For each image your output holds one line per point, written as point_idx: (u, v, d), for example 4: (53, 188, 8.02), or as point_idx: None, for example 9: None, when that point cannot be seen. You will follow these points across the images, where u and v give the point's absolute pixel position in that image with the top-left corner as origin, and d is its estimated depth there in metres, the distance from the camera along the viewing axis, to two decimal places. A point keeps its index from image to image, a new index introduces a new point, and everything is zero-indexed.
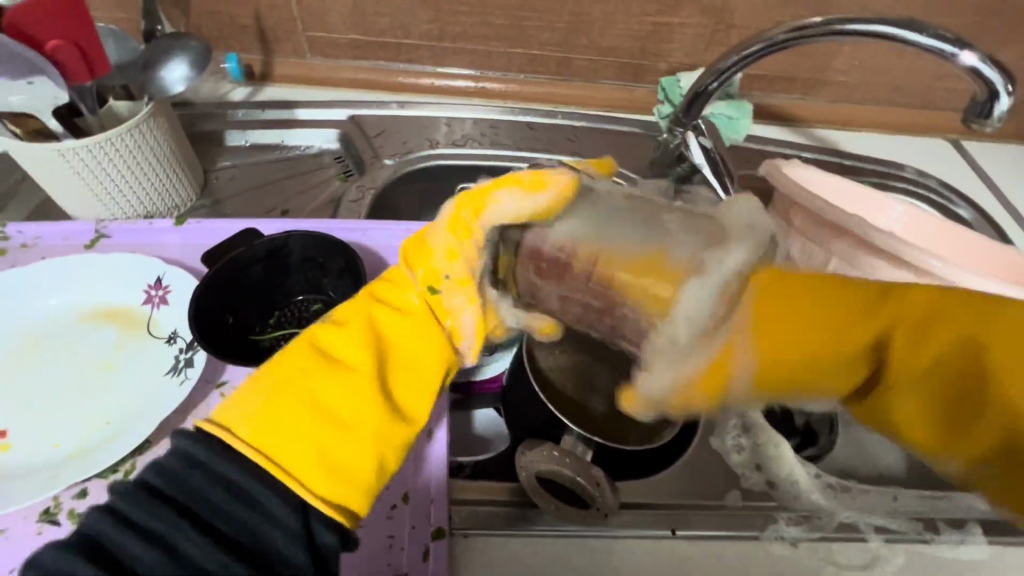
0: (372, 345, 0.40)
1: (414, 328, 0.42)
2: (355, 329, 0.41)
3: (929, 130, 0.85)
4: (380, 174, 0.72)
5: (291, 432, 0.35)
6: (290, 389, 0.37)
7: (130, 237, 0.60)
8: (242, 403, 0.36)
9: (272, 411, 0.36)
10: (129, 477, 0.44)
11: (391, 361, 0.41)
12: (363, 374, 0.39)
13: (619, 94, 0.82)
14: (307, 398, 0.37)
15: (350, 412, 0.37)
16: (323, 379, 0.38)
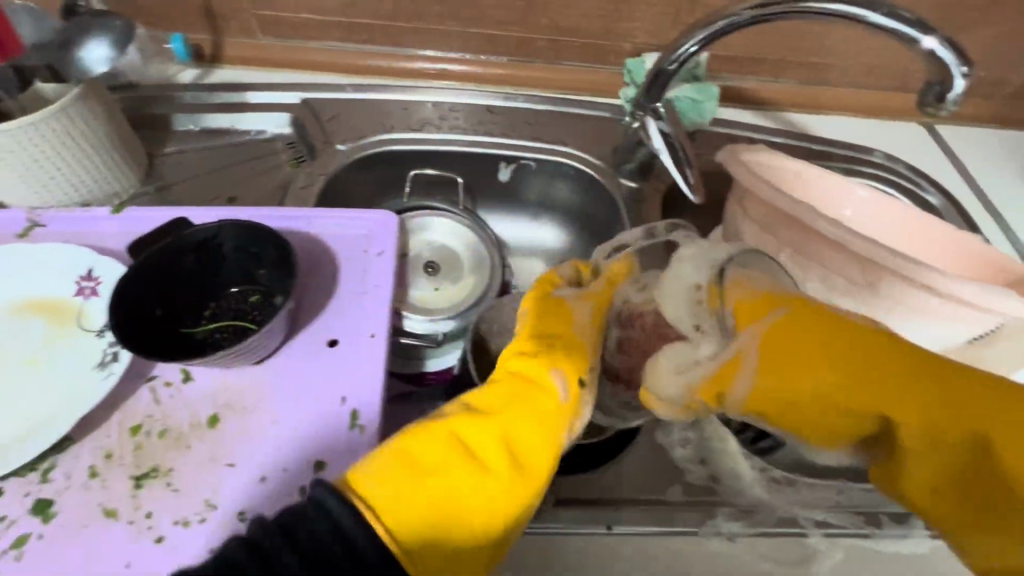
0: (510, 417, 0.40)
1: (532, 407, 0.41)
2: (482, 399, 0.42)
3: (902, 114, 0.83)
4: (332, 159, 0.70)
5: (405, 497, 0.36)
6: (414, 457, 0.38)
7: (69, 226, 0.58)
8: (376, 466, 0.37)
9: (400, 483, 0.36)
10: (48, 475, 0.43)
11: (511, 432, 0.40)
12: (489, 443, 0.39)
13: (584, 76, 0.80)
14: (430, 466, 0.37)
15: (464, 480, 0.38)
16: (444, 445, 0.38)
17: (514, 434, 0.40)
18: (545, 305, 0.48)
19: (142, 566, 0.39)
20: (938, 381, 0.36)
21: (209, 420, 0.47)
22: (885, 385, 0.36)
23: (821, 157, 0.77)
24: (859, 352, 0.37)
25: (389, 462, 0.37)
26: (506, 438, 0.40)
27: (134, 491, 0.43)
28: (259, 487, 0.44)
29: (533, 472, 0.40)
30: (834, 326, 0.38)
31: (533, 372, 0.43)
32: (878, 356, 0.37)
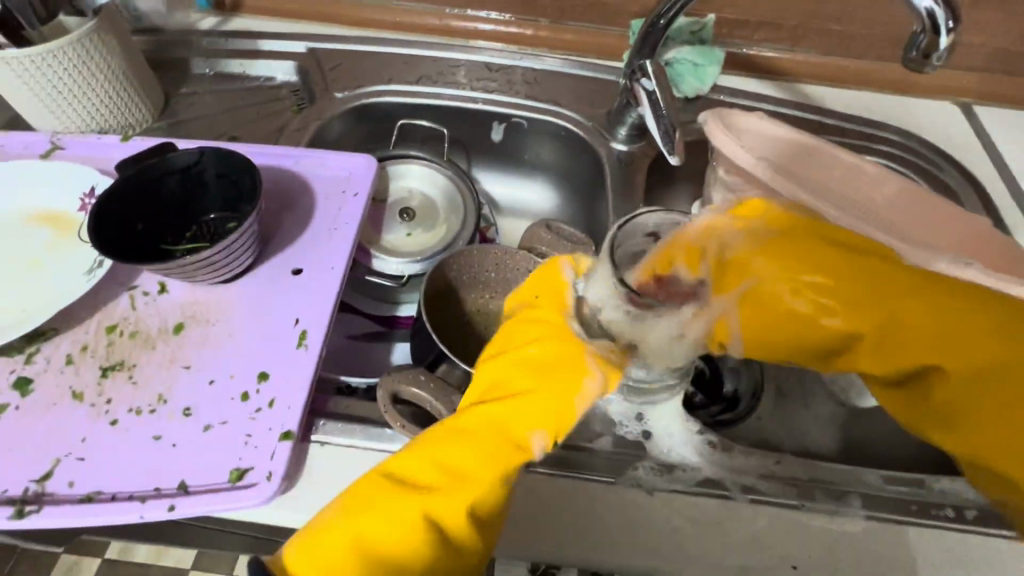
0: (477, 463, 0.37)
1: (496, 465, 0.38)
2: (452, 428, 0.39)
3: (933, 92, 0.76)
4: (330, 106, 0.73)
5: (359, 560, 0.34)
6: (357, 523, 0.35)
7: (84, 150, 0.63)
8: (314, 546, 0.34)
9: (350, 552, 0.34)
10: (32, 359, 0.48)
11: (472, 485, 0.37)
12: (452, 497, 0.36)
13: (588, 38, 0.79)
14: (382, 528, 0.35)
15: (432, 522, 0.35)
16: (396, 494, 0.36)
17: (479, 489, 0.37)
18: (548, 342, 0.43)
19: (95, 442, 0.44)
20: (907, 284, 0.40)
21: (175, 327, 0.51)
22: (864, 302, 0.40)
23: (834, 131, 0.73)
24: (834, 275, 0.41)
25: (335, 534, 0.34)
26: (470, 484, 0.37)
27: (100, 379, 0.47)
28: (207, 388, 0.47)
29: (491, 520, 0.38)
30: (807, 255, 0.41)
31: (513, 415, 0.40)
32: (854, 269, 0.41)
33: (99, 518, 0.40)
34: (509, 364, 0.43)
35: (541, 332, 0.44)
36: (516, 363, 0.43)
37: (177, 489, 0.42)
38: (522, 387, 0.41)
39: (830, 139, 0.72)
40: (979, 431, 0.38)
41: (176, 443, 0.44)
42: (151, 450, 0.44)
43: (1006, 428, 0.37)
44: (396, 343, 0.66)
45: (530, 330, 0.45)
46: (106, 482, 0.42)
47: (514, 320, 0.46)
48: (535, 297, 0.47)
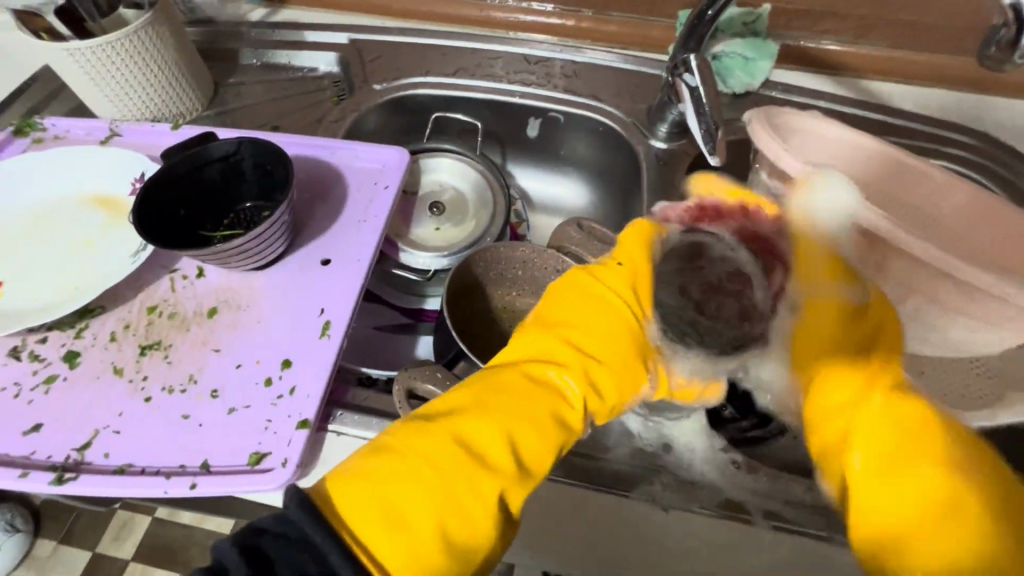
0: (550, 430, 0.38)
1: (547, 426, 0.38)
2: (504, 395, 0.39)
3: (1017, 92, 0.69)
4: (368, 97, 0.74)
5: (387, 490, 0.34)
6: (399, 457, 0.35)
7: (139, 137, 0.66)
8: (357, 468, 0.35)
9: (387, 478, 0.34)
10: (81, 334, 0.52)
11: (520, 433, 0.38)
12: (499, 437, 0.37)
13: (633, 30, 0.76)
14: (426, 463, 0.35)
15: (492, 485, 0.35)
16: (450, 460, 0.35)
17: (530, 438, 0.38)
18: (632, 327, 0.43)
19: (130, 416, 0.47)
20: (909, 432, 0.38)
21: (209, 311, 0.53)
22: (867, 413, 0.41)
23: (899, 133, 0.67)
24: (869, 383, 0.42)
25: (378, 461, 0.35)
26: (538, 447, 0.38)
27: (139, 357, 0.50)
28: (234, 372, 0.49)
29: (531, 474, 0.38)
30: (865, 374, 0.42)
31: (591, 384, 0.41)
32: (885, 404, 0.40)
33: (128, 488, 0.43)
34: (586, 333, 0.42)
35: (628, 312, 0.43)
36: (595, 335, 0.42)
37: (199, 467, 0.44)
38: (594, 357, 0.41)
39: (895, 142, 0.66)
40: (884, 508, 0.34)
41: (202, 423, 0.46)
42: (179, 428, 0.46)
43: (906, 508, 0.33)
44: (421, 335, 0.66)
45: (605, 305, 0.43)
46: (137, 455, 0.45)
47: (584, 286, 0.44)
48: (616, 264, 0.45)
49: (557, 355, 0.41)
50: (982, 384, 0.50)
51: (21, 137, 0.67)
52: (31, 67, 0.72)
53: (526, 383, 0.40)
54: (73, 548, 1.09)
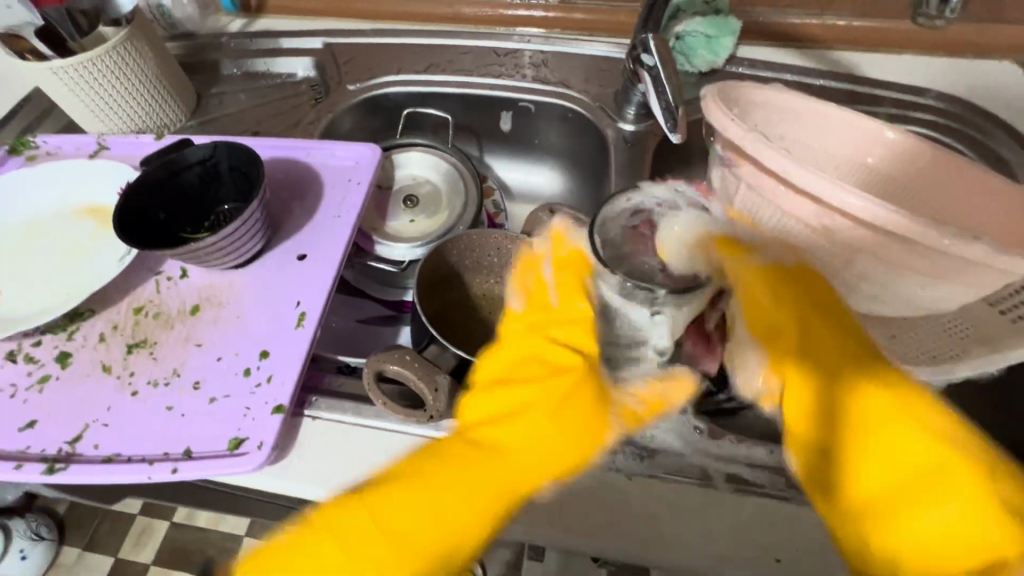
0: (480, 508, 0.34)
1: (476, 500, 0.34)
2: (438, 467, 0.35)
3: (984, 51, 0.69)
4: (342, 98, 0.76)
5: (298, 572, 0.32)
6: (321, 531, 0.33)
7: (126, 149, 0.69)
8: (281, 543, 0.33)
9: (298, 559, 0.32)
10: (73, 336, 0.54)
11: (440, 513, 0.33)
12: (415, 517, 0.33)
13: (600, 17, 0.77)
14: (335, 545, 0.32)
15: (424, 561, 0.33)
16: (371, 537, 0.32)
17: (448, 516, 0.34)
18: (582, 378, 0.40)
19: (117, 411, 0.49)
20: (844, 359, 0.37)
21: (191, 308, 0.56)
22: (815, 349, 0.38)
23: (867, 102, 0.67)
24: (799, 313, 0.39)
25: (295, 537, 0.33)
26: (468, 520, 0.34)
27: (126, 354, 0.53)
28: (215, 364, 0.51)
29: (452, 553, 0.34)
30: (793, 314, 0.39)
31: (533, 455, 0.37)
32: (808, 338, 0.39)
33: (115, 476, 0.45)
34: (537, 376, 0.41)
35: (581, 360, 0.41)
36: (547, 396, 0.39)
37: (182, 454, 0.46)
38: (533, 415, 0.38)
39: (863, 111, 0.67)
40: (871, 442, 0.34)
41: (185, 413, 0.49)
42: (163, 419, 0.48)
43: (881, 435, 0.34)
44: (403, 326, 0.67)
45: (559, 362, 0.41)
46: (124, 445, 0.47)
47: (543, 348, 0.42)
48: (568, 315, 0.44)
49: (503, 409, 0.40)
50: (950, 342, 0.51)
51: (16, 155, 0.70)
52: (24, 88, 0.76)
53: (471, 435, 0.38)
54: (97, 554, 1.13)
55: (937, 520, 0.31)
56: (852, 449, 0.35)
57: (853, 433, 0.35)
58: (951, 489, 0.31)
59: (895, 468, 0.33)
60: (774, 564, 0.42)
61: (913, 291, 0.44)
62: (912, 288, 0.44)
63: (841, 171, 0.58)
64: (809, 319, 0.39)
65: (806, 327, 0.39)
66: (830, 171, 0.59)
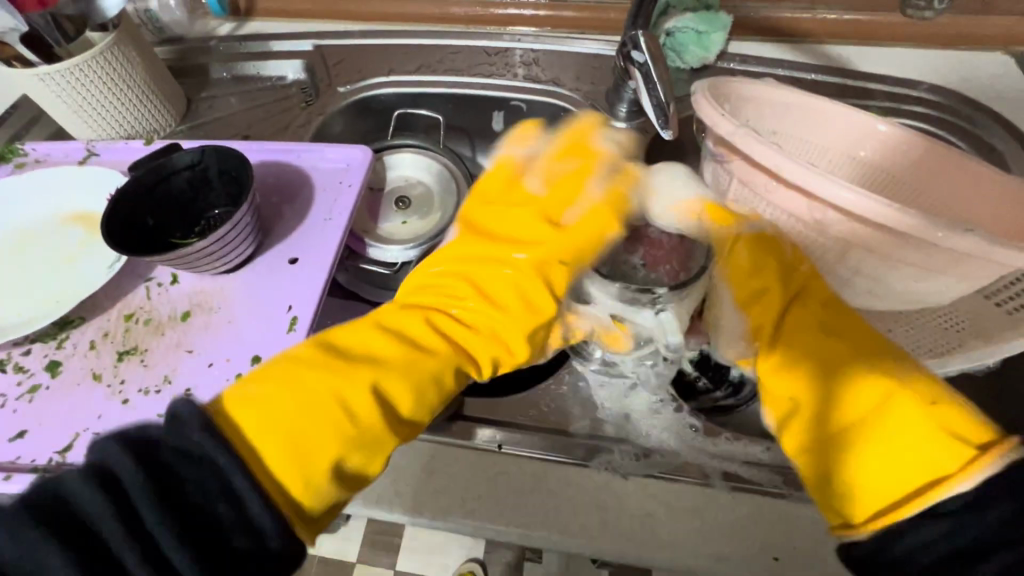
0: (421, 378, 0.40)
1: (420, 372, 0.40)
2: (397, 338, 0.41)
3: (976, 42, 0.69)
4: (332, 101, 0.76)
5: (280, 416, 0.35)
6: (304, 371, 0.37)
7: (115, 154, 0.69)
8: (263, 378, 0.37)
9: (280, 401, 0.36)
10: (62, 344, 0.54)
11: (393, 373, 0.39)
12: (379, 376, 0.38)
13: (590, 14, 0.76)
14: (311, 390, 0.36)
15: (389, 421, 0.38)
16: (347, 386, 0.37)
17: (399, 379, 0.39)
18: (522, 269, 0.46)
19: (108, 419, 0.49)
20: (832, 320, 0.43)
21: (182, 315, 0.55)
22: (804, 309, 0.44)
23: (859, 95, 0.67)
24: (789, 278, 0.45)
25: (277, 380, 0.37)
26: (429, 390, 0.40)
27: (117, 362, 0.52)
28: (206, 370, 0.51)
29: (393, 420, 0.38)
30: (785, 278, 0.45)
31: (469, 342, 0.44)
32: (801, 303, 0.44)
33: None
34: (504, 288, 0.45)
35: (542, 276, 0.45)
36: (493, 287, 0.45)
37: None
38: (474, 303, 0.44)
39: (855, 105, 0.66)
40: (861, 383, 0.38)
41: None
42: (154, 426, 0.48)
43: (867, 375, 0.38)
44: None
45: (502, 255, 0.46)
46: None
47: (489, 238, 0.47)
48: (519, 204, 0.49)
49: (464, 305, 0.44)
50: (945, 336, 0.51)
51: (4, 163, 0.69)
52: (12, 95, 0.75)
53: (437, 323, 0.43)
54: None
55: (909, 445, 0.35)
56: (841, 387, 0.39)
57: (846, 376, 0.39)
58: (934, 428, 0.35)
59: (887, 409, 0.37)
60: (773, 563, 0.42)
61: (908, 284, 0.44)
62: (906, 281, 0.43)
63: (834, 165, 0.58)
64: (799, 286, 0.45)
65: (799, 300, 0.44)
66: (822, 165, 0.59)
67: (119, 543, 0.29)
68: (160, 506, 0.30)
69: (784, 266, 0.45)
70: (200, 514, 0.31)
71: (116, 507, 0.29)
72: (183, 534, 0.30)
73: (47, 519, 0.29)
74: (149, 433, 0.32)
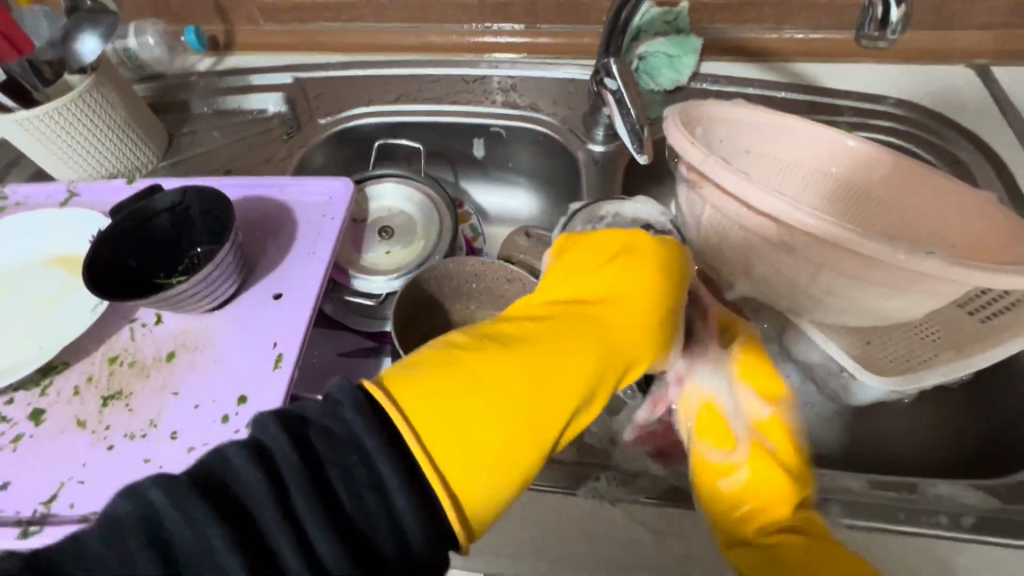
0: (575, 381, 0.39)
1: (572, 374, 0.39)
2: (544, 341, 0.40)
3: (940, 57, 0.71)
4: (314, 133, 0.76)
5: (446, 414, 0.35)
6: (467, 365, 0.37)
7: (96, 194, 0.68)
8: (423, 374, 0.37)
9: (445, 398, 0.35)
10: (46, 391, 0.53)
11: (554, 375, 0.38)
12: (542, 376, 0.38)
13: (565, 39, 0.78)
14: (474, 389, 0.36)
15: (553, 429, 0.37)
16: (513, 383, 0.37)
17: (560, 381, 0.38)
18: (652, 277, 0.45)
19: (94, 466, 0.49)
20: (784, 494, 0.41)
21: (167, 355, 0.55)
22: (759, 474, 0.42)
23: (828, 111, 0.69)
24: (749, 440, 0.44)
25: (439, 374, 0.37)
26: (581, 385, 0.39)
27: (101, 407, 0.52)
28: (192, 412, 0.51)
29: (548, 433, 0.37)
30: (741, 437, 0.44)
31: (611, 347, 0.41)
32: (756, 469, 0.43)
33: None
34: (632, 291, 0.44)
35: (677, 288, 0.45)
36: (615, 293, 0.44)
37: None
38: (615, 308, 0.43)
39: (825, 121, 0.68)
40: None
41: (163, 465, 0.48)
42: (140, 471, 0.48)
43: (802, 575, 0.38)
44: (384, 358, 0.66)
45: (623, 264, 0.45)
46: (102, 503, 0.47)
47: (602, 256, 0.46)
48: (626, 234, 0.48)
49: (599, 305, 0.43)
50: (924, 348, 0.52)
51: None
52: None
53: (581, 314, 0.43)
54: None
55: None
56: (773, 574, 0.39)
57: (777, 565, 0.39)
58: None
59: None
60: None
61: (880, 300, 0.45)
62: (875, 300, 0.45)
63: (806, 184, 0.60)
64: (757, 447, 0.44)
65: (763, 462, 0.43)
66: (796, 183, 0.60)
67: (274, 527, 0.29)
68: (311, 490, 0.30)
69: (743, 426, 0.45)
70: (348, 502, 0.30)
71: (272, 485, 0.30)
72: (330, 522, 0.29)
73: (210, 493, 0.29)
74: (307, 415, 0.33)
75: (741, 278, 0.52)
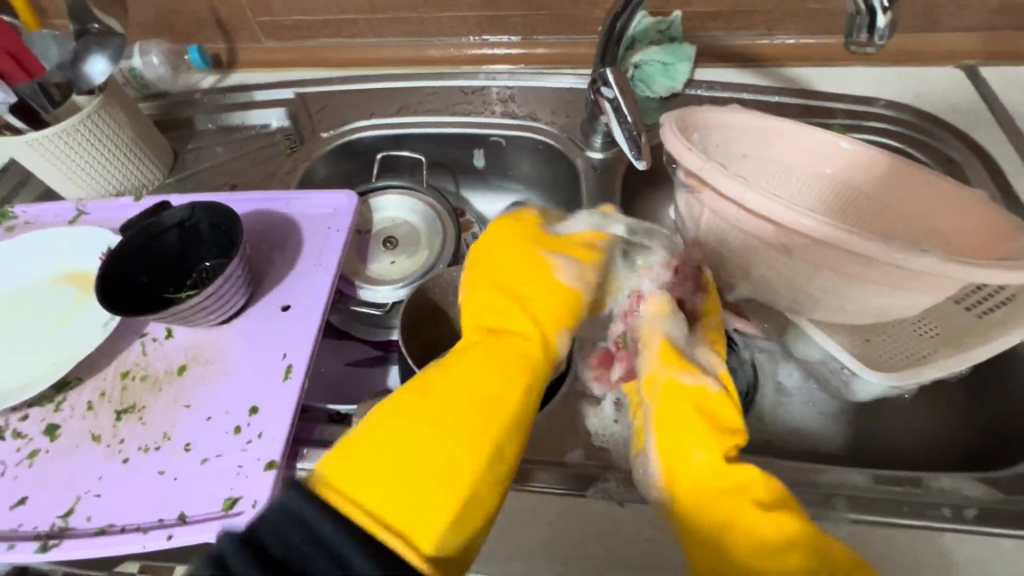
0: (507, 401, 0.40)
1: (504, 390, 0.40)
2: (466, 381, 0.40)
3: (929, 59, 0.73)
4: (317, 147, 0.78)
5: (388, 484, 0.35)
6: (394, 431, 0.37)
7: (105, 212, 0.70)
8: (347, 457, 0.36)
9: (379, 470, 0.35)
10: (60, 407, 0.54)
11: (491, 415, 0.39)
12: (479, 421, 0.39)
13: (561, 50, 0.79)
14: (410, 452, 0.36)
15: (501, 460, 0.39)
16: (449, 435, 0.37)
17: (496, 423, 0.39)
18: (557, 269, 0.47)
19: (109, 480, 0.49)
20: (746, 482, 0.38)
21: (179, 368, 0.56)
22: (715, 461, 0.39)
23: (821, 114, 0.71)
24: (697, 421, 0.40)
25: (367, 450, 0.36)
26: (511, 399, 0.40)
27: (115, 422, 0.53)
28: (205, 424, 0.52)
29: (499, 463, 0.39)
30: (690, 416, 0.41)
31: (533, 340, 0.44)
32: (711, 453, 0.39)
33: (112, 548, 0.46)
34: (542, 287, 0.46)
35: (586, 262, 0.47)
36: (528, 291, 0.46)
37: (176, 518, 0.47)
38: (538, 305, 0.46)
39: (818, 124, 0.70)
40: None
41: (177, 477, 0.49)
42: (156, 483, 0.49)
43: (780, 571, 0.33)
44: (391, 365, 0.67)
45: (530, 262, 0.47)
46: (118, 515, 0.47)
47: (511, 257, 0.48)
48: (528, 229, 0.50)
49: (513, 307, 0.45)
50: (922, 345, 0.53)
51: None
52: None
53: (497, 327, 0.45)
54: None
55: None
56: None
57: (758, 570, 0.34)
58: None
59: None
60: None
61: (877, 298, 0.46)
62: (873, 297, 0.46)
63: (802, 186, 0.61)
64: (707, 426, 0.40)
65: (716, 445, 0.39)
66: (791, 186, 0.61)
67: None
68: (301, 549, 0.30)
69: (692, 404, 0.41)
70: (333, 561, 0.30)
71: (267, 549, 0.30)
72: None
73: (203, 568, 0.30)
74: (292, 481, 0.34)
75: (740, 279, 0.53)
